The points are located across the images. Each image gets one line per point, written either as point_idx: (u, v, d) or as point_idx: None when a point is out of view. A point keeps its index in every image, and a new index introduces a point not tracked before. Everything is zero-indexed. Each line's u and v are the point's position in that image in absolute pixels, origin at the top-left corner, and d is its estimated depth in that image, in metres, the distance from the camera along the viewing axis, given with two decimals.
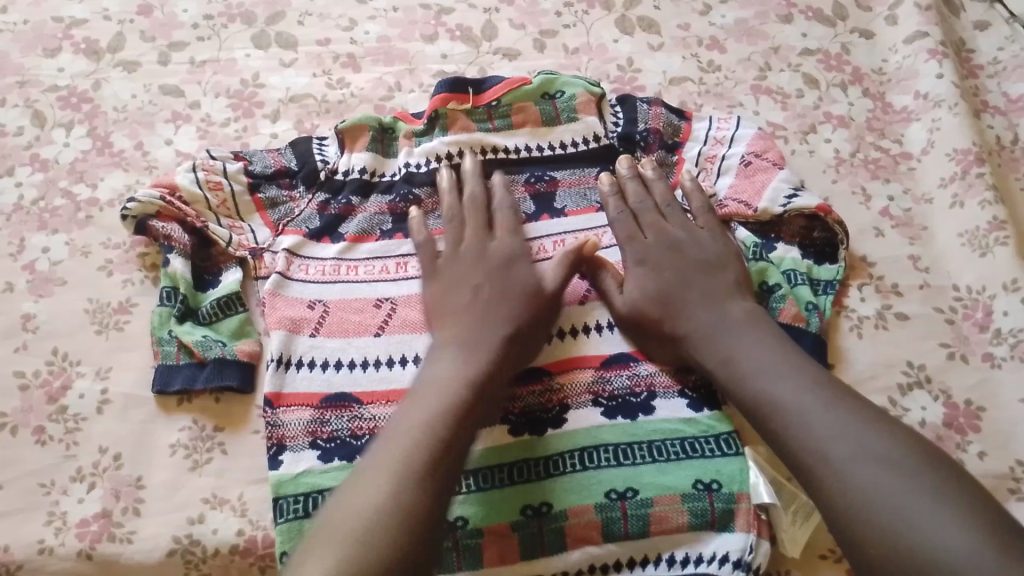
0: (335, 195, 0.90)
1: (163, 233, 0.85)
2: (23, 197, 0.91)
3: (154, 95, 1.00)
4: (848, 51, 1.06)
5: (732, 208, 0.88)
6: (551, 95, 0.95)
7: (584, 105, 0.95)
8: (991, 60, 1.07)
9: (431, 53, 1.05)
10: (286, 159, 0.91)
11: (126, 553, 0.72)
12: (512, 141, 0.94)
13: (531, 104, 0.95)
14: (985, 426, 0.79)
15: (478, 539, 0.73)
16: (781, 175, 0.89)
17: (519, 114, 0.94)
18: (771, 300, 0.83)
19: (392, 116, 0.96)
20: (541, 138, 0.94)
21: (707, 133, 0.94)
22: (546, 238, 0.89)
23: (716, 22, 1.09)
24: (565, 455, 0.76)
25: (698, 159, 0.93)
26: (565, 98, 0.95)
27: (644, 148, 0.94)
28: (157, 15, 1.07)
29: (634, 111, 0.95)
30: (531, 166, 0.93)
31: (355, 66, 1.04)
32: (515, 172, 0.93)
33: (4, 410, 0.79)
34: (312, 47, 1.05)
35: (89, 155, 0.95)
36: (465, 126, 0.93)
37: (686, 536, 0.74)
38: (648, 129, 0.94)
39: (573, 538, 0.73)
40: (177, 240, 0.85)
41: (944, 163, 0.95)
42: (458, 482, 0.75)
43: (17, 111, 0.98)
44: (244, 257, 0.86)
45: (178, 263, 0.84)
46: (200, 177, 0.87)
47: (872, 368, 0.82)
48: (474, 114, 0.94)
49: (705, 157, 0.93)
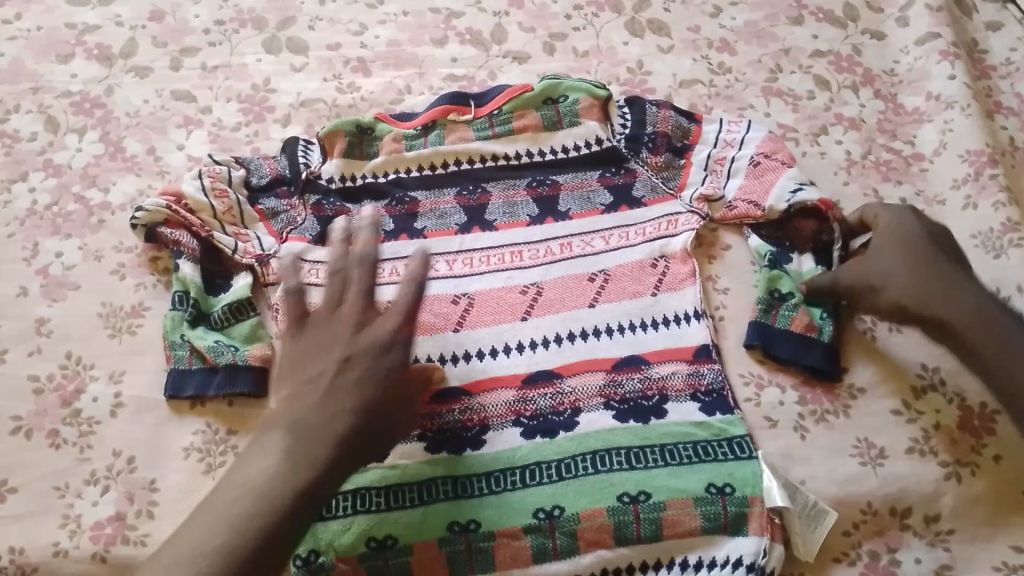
0: (327, 196, 0.91)
1: (171, 238, 0.86)
2: (37, 202, 0.92)
3: (167, 100, 1.01)
4: (859, 52, 1.06)
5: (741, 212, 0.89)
6: (553, 100, 0.96)
7: (586, 111, 0.95)
8: (1004, 61, 1.06)
9: (441, 56, 1.06)
10: (284, 167, 0.93)
11: (140, 556, 0.72)
12: (513, 147, 0.94)
13: (532, 110, 0.95)
14: (1000, 428, 0.78)
15: (491, 542, 0.73)
16: (788, 173, 0.89)
17: (520, 120, 0.95)
18: (783, 309, 0.83)
19: (372, 117, 0.97)
20: (542, 143, 0.95)
21: (716, 135, 0.94)
22: (551, 241, 0.89)
23: (726, 24, 1.08)
24: (579, 459, 0.76)
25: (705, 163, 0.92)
26: (567, 102, 0.96)
27: (650, 149, 0.93)
28: (169, 20, 1.08)
29: (642, 113, 0.95)
30: (532, 171, 0.94)
31: (365, 70, 1.04)
32: (517, 176, 0.93)
33: (19, 414, 0.79)
34: (322, 52, 1.06)
35: (102, 159, 0.95)
36: (463, 135, 0.95)
37: (699, 540, 0.73)
38: (655, 132, 0.94)
39: (585, 541, 0.73)
40: (185, 245, 0.85)
41: (956, 164, 0.95)
42: (473, 485, 0.75)
43: (32, 116, 0.99)
44: (251, 264, 0.87)
45: (188, 267, 0.85)
46: (206, 184, 0.88)
47: (885, 370, 0.82)
48: (474, 123, 0.95)
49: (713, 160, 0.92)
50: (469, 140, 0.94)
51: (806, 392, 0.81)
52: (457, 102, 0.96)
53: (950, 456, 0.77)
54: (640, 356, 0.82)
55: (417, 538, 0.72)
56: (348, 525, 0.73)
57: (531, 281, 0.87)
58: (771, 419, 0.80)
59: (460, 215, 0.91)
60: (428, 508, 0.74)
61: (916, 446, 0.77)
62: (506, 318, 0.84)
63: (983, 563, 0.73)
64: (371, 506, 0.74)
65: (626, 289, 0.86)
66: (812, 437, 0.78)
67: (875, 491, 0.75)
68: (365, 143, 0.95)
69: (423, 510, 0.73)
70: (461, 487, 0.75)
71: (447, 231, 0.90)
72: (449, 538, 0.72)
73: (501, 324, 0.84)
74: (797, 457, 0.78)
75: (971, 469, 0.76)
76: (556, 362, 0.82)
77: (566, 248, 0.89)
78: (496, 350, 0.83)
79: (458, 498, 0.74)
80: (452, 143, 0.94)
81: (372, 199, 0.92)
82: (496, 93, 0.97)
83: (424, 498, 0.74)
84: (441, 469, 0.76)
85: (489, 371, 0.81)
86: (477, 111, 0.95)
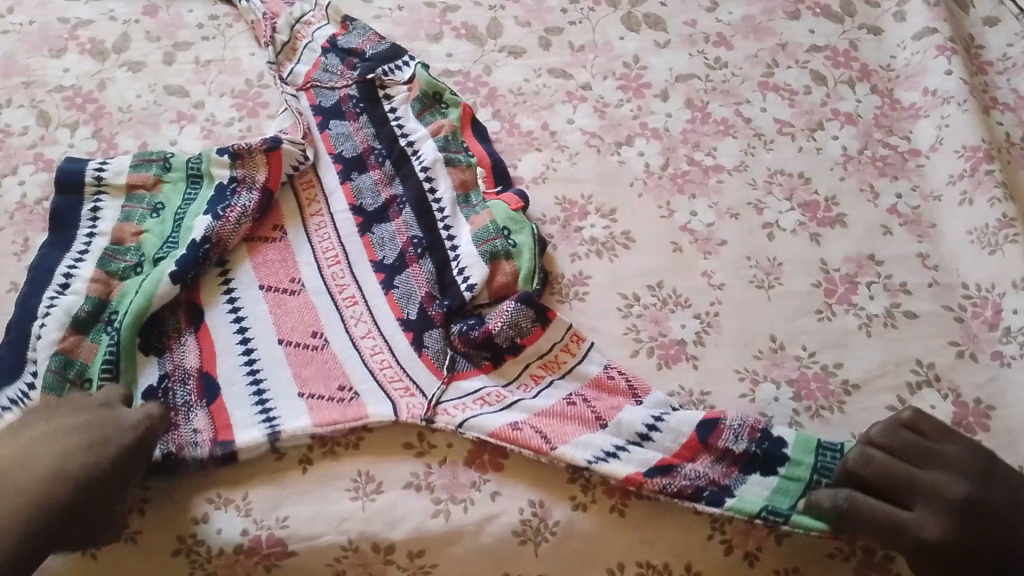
0: (332, 232, 0.92)
1: (171, 357, 0.81)
2: (27, 196, 0.92)
3: (159, 95, 1.00)
4: (856, 48, 1.06)
5: (530, 451, 0.75)
6: (509, 234, 0.89)
7: (476, 219, 0.90)
8: (1001, 56, 1.06)
9: (422, 71, 0.99)
10: (266, 174, 0.91)
11: (130, 552, 0.72)
12: (440, 188, 0.92)
13: (471, 181, 0.94)
14: (995, 424, 0.78)
15: (481, 539, 0.73)
16: (235, 209, 0.88)
17: (460, 174, 0.94)
18: (438, 301, 0.85)
19: (458, 103, 0.99)
20: (422, 201, 0.92)
21: (364, 186, 0.94)
22: (531, 243, 0.88)
23: (723, 18, 1.08)
24: (149, 204, 0.90)
25: (609, 452, 0.75)
26: (514, 243, 0.88)
27: (370, 161, 0.96)
28: (162, 14, 1.08)
29: (227, 199, 0.89)
30: (213, 204, 0.89)
31: (346, 82, 1.01)
32: (429, 213, 0.91)
33: None
34: (301, 67, 1.03)
35: (95, 155, 0.95)
36: (464, 180, 0.93)
37: (686, 536, 0.74)
38: (355, 151, 0.97)
39: (576, 543, 0.74)
40: (175, 376, 0.80)
41: (953, 159, 0.95)
42: (180, 205, 0.91)
43: (24, 111, 0.98)
44: (247, 278, 0.87)
45: (160, 284, 0.82)
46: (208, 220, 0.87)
47: (881, 366, 0.81)
48: (460, 164, 0.94)
49: (611, 440, 0.76)
50: (465, 172, 0.94)
51: (801, 386, 0.80)
52: (389, 146, 0.97)
53: None
54: (614, 365, 0.82)
55: (409, 534, 0.73)
56: (339, 519, 0.73)
57: (528, 400, 0.80)
58: (765, 414, 0.79)
59: (436, 212, 0.91)
60: (414, 504, 0.74)
61: None
62: (442, 402, 0.79)
63: None
64: (298, 510, 0.74)
65: (567, 429, 0.77)
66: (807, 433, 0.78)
67: None
68: (334, 142, 0.97)
69: (410, 506, 0.74)
70: (455, 487, 0.75)
71: (431, 238, 0.90)
72: (440, 534, 0.73)
73: (483, 394, 0.80)
74: None
75: None
76: (538, 369, 0.82)
77: (542, 247, 0.88)
78: (468, 404, 0.79)
79: (451, 495, 0.75)
80: (460, 130, 0.97)
81: (379, 225, 0.92)
82: (481, 136, 0.97)
83: (186, 198, 0.91)
84: (432, 463, 0.76)
85: (470, 386, 0.80)
86: (463, 133, 0.97)
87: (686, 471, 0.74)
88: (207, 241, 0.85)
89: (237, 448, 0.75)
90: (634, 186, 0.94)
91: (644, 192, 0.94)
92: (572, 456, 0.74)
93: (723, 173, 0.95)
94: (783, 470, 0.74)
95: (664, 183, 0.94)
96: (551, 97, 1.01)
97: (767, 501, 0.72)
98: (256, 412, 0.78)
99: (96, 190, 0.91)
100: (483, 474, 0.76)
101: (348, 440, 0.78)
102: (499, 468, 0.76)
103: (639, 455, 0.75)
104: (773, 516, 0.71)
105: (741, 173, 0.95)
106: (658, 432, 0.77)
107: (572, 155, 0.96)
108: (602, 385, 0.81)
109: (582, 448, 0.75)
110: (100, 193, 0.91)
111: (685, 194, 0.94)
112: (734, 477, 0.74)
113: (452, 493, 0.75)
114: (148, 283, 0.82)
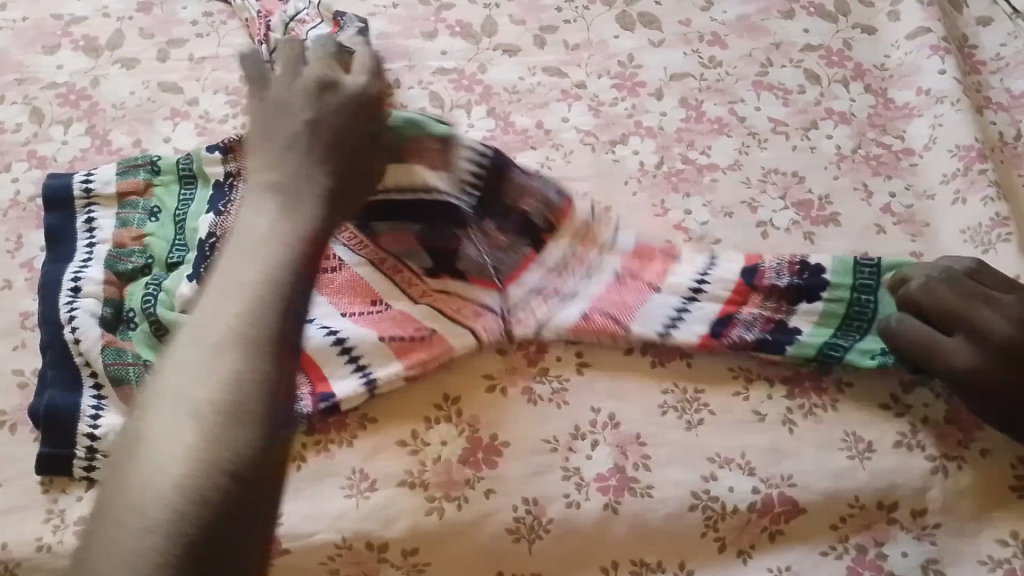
0: None
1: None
2: (21, 192, 0.92)
3: (153, 92, 1.00)
4: (850, 47, 1.06)
5: (606, 337, 0.82)
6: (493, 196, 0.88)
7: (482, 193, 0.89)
8: (994, 56, 1.06)
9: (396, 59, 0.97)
10: None
11: None
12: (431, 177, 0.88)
13: None
14: None
15: (476, 538, 0.74)
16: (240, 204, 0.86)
17: None
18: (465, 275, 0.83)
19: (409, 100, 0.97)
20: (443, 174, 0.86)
21: None
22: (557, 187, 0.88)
23: (718, 17, 1.08)
24: (145, 209, 0.89)
25: (673, 319, 0.83)
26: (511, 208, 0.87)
27: None
28: (156, 11, 1.07)
29: (226, 196, 0.87)
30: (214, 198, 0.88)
31: None
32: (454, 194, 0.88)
33: (4, 409, 0.79)
34: None
35: (89, 153, 0.95)
36: None
37: (679, 536, 0.74)
38: None
39: (570, 543, 0.74)
40: None
41: (946, 158, 0.95)
42: (176, 206, 0.89)
43: (17, 107, 0.98)
44: None
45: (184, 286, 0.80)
46: (217, 219, 0.85)
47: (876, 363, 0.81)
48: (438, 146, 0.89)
49: (670, 304, 0.83)
50: None
51: (795, 385, 0.80)
52: None
53: (938, 450, 0.77)
54: (644, 238, 0.89)
55: (403, 532, 0.73)
56: (335, 516, 0.74)
57: (584, 289, 0.85)
58: (759, 413, 0.79)
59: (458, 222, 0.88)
60: (406, 501, 0.74)
61: (905, 440, 0.77)
62: (509, 313, 0.83)
63: (968, 557, 0.73)
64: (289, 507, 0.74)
65: (628, 301, 0.84)
66: (800, 430, 0.78)
67: (864, 485, 0.75)
68: None
69: (403, 505, 0.74)
70: (448, 485, 0.75)
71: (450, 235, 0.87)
72: (434, 531, 0.73)
73: (542, 290, 0.84)
74: (783, 451, 0.77)
75: (959, 463, 0.76)
76: (578, 252, 0.86)
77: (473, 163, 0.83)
78: (533, 305, 0.83)
79: (443, 492, 0.75)
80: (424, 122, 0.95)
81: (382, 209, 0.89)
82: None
83: (182, 199, 0.90)
84: (427, 460, 0.76)
85: (529, 280, 0.84)
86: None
87: (744, 328, 0.82)
88: (213, 235, 0.83)
89: (339, 401, 0.77)
90: (628, 184, 0.94)
91: (638, 191, 0.94)
92: (646, 331, 0.82)
93: (717, 172, 0.95)
94: (826, 305, 0.82)
95: (658, 181, 0.94)
96: (546, 95, 1.01)
97: (826, 342, 0.80)
98: (340, 354, 0.79)
99: (87, 203, 0.89)
100: (476, 472, 0.76)
101: (431, 365, 0.80)
102: (492, 466, 0.76)
103: (697, 320, 0.83)
104: (831, 353, 0.80)
105: (735, 172, 0.95)
106: (706, 288, 0.84)
107: (567, 153, 0.97)
108: (594, 384, 0.81)
109: (650, 322, 0.82)
110: (92, 205, 0.89)
111: (679, 192, 0.94)
112: (785, 312, 0.83)
113: (446, 491, 0.75)
114: (172, 280, 0.81)
